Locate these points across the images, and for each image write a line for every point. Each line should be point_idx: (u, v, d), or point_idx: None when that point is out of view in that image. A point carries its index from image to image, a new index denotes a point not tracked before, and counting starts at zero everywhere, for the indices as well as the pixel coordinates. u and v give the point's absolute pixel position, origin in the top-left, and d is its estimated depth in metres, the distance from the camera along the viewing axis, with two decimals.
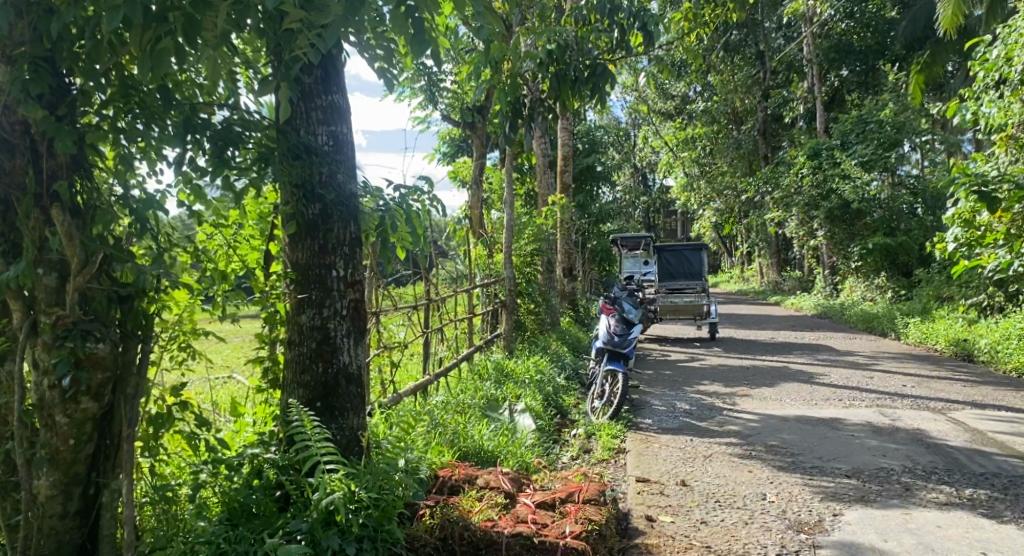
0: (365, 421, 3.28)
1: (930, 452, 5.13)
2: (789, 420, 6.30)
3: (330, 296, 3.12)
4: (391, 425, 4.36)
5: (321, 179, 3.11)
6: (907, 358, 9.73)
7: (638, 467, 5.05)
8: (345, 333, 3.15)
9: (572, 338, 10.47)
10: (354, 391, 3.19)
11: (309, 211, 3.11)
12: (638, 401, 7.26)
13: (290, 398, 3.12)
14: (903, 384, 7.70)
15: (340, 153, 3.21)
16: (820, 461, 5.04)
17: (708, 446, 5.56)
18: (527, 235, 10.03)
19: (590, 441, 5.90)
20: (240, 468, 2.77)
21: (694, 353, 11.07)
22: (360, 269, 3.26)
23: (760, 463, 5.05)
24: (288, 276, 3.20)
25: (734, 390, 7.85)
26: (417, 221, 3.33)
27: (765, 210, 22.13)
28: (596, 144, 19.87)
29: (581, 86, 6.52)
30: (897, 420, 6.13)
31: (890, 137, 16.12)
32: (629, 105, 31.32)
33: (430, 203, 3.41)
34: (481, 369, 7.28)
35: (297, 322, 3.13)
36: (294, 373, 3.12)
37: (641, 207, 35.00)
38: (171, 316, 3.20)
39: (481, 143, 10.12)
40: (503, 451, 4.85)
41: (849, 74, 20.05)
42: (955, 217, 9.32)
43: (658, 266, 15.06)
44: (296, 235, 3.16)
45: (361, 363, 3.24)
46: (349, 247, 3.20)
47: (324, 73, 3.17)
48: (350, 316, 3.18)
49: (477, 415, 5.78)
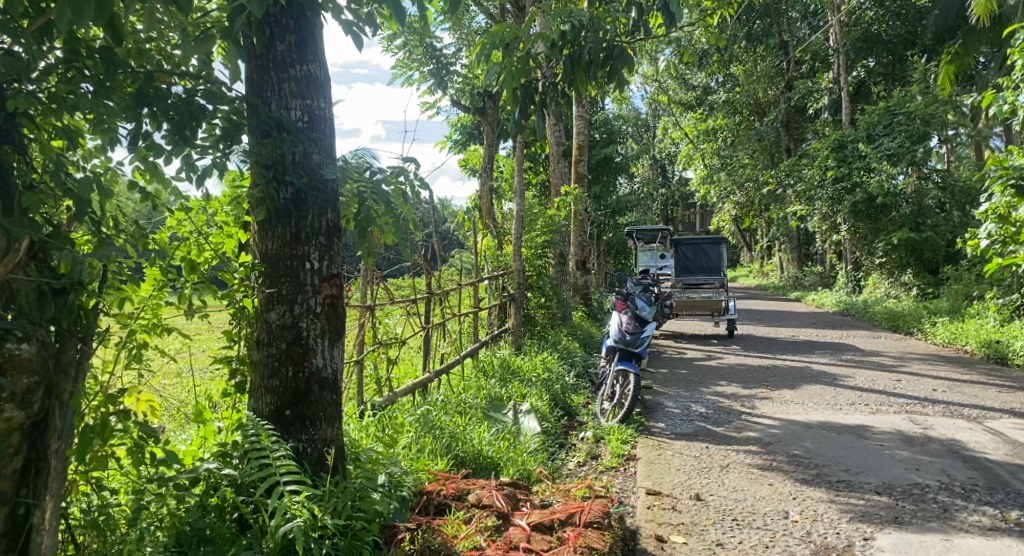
0: (343, 431, 2.93)
1: (969, 467, 4.69)
2: (812, 426, 5.88)
3: (303, 292, 2.77)
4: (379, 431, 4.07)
5: (294, 159, 2.75)
6: (935, 359, 9.25)
7: (649, 478, 4.69)
8: (318, 333, 2.79)
9: (583, 333, 10.10)
10: (330, 400, 2.84)
11: (280, 195, 2.75)
12: (650, 402, 6.88)
13: (258, 405, 2.79)
14: (933, 389, 7.24)
15: (316, 130, 2.85)
16: (847, 475, 4.64)
17: (725, 454, 5.18)
18: (538, 226, 9.62)
19: (599, 446, 5.56)
20: (192, 487, 2.49)
21: (710, 351, 10.65)
22: (338, 261, 2.91)
23: (781, 475, 4.66)
24: (257, 268, 2.86)
25: (753, 392, 7.44)
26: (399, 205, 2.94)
27: (787, 203, 21.50)
28: (613, 134, 19.39)
29: (594, 70, 6.11)
30: (930, 429, 5.69)
31: (918, 130, 15.53)
32: (649, 95, 30.70)
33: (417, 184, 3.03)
34: (487, 365, 6.95)
35: (265, 320, 2.79)
36: (262, 377, 2.79)
37: (658, 200, 34.37)
38: (129, 310, 2.94)
39: (491, 130, 9.69)
40: (505, 457, 4.55)
41: (875, 64, 19.32)
42: (988, 212, 8.80)
43: (676, 260, 14.59)
44: (265, 223, 2.82)
45: (341, 365, 2.90)
46: (325, 236, 2.85)
47: (298, 39, 2.80)
48: (325, 314, 2.82)
49: (478, 417, 5.44)
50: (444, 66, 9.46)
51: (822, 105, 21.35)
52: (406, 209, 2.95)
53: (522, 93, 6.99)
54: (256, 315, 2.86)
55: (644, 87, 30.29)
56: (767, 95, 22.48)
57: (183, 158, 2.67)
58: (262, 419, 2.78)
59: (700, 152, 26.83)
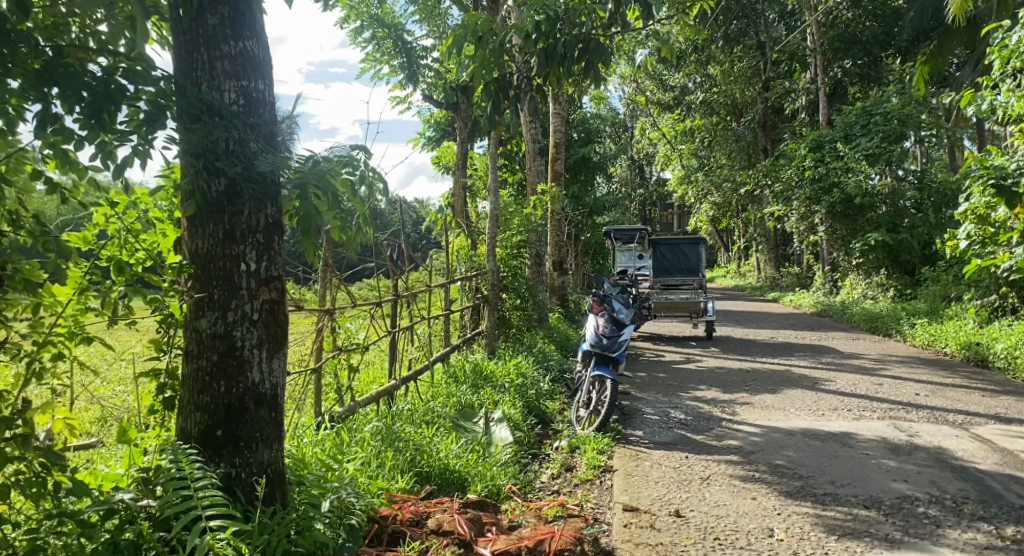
0: (283, 453, 2.59)
1: (958, 478, 4.50)
2: (795, 434, 5.67)
3: (238, 297, 2.45)
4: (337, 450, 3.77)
5: (228, 147, 2.43)
6: (916, 362, 9.12)
7: (626, 492, 4.43)
8: (255, 343, 2.47)
9: (559, 336, 9.86)
10: (268, 419, 2.51)
11: (212, 188, 2.42)
12: (628, 409, 6.63)
13: (186, 425, 2.45)
14: (916, 393, 7.08)
15: (253, 116, 2.52)
16: (833, 487, 4.42)
17: (706, 465, 4.94)
18: (514, 225, 9.32)
19: (573, 456, 5.30)
20: (101, 522, 2.14)
21: (688, 353, 10.45)
22: (278, 261, 2.59)
23: (765, 487, 4.44)
24: (186, 269, 2.53)
25: (733, 397, 7.23)
26: (347, 199, 2.62)
27: (765, 204, 21.46)
28: (591, 133, 19.21)
29: (570, 64, 5.83)
30: (916, 436, 5.51)
31: (896, 131, 15.58)
32: (627, 95, 30.59)
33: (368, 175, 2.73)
34: (458, 370, 6.64)
35: (195, 329, 2.46)
36: (191, 394, 2.45)
37: (636, 200, 34.28)
38: (44, 318, 2.59)
39: (464, 126, 9.35)
40: (473, 471, 4.29)
41: (851, 66, 19.33)
42: (967, 213, 8.73)
43: (654, 260, 14.37)
44: (195, 219, 2.48)
45: (283, 379, 2.57)
46: (264, 234, 2.53)
47: (232, 12, 2.47)
48: (263, 322, 2.50)
49: (446, 428, 5.15)
50: (414, 59, 9.18)
51: (799, 105, 21.33)
52: (355, 203, 2.64)
53: (495, 86, 6.65)
54: (185, 323, 2.53)
55: (622, 87, 30.18)
56: (745, 96, 22.42)
57: (99, 145, 2.34)
58: (191, 440, 2.44)
59: (678, 152, 26.76)
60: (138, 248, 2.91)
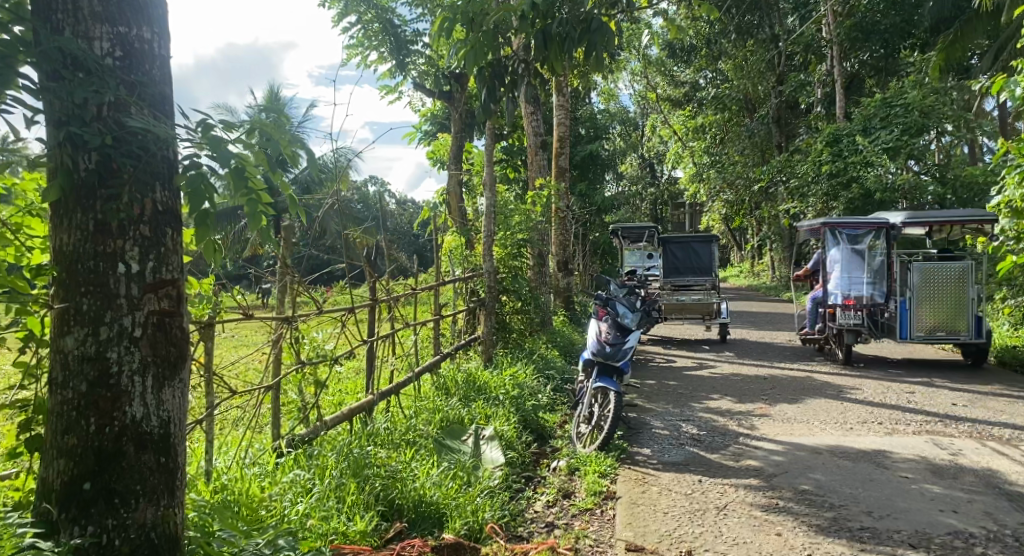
0: (175, 509, 2.02)
1: (1016, 508, 3.88)
2: (821, 452, 5.04)
3: (114, 307, 1.89)
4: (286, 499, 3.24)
5: (99, 113, 1.86)
6: (948, 367, 8.47)
7: (629, 527, 3.86)
8: (135, 369, 1.90)
9: (564, 341, 9.31)
10: (153, 466, 1.94)
11: (80, 166, 1.85)
12: (635, 422, 6.05)
13: (46, 474, 1.89)
14: (953, 403, 6.44)
15: (136, 71, 1.95)
16: (871, 518, 3.81)
17: (723, 491, 4.34)
18: (513, 224, 8.66)
19: (572, 479, 4.74)
20: None
21: (701, 358, 9.84)
22: (171, 263, 2.01)
23: (792, 520, 3.84)
24: (51, 272, 1.96)
25: (751, 407, 6.63)
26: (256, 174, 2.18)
27: (779, 201, 20.78)
28: (599, 129, 18.60)
29: (570, 47, 5.11)
30: (960, 455, 4.87)
31: (916, 123, 14.89)
32: (639, 92, 30.02)
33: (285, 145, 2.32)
34: (448, 381, 6.05)
35: (60, 350, 1.90)
36: (54, 432, 1.89)
37: (647, 200, 33.62)
38: None
39: (459, 118, 8.83)
40: (452, 504, 3.79)
41: (868, 57, 18.48)
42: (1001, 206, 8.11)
43: (664, 260, 13.68)
44: (59, 207, 1.90)
45: (180, 412, 2.02)
46: (150, 225, 1.96)
47: None
48: (148, 341, 1.93)
49: (426, 450, 4.58)
50: (402, 46, 8.70)
51: (815, 99, 20.66)
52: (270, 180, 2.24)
53: (489, 71, 5.91)
54: (51, 343, 1.96)
55: (633, 82, 29.61)
56: (758, 91, 21.74)
57: None
58: (51, 496, 1.89)
59: (690, 149, 26.09)
60: (23, 246, 2.33)
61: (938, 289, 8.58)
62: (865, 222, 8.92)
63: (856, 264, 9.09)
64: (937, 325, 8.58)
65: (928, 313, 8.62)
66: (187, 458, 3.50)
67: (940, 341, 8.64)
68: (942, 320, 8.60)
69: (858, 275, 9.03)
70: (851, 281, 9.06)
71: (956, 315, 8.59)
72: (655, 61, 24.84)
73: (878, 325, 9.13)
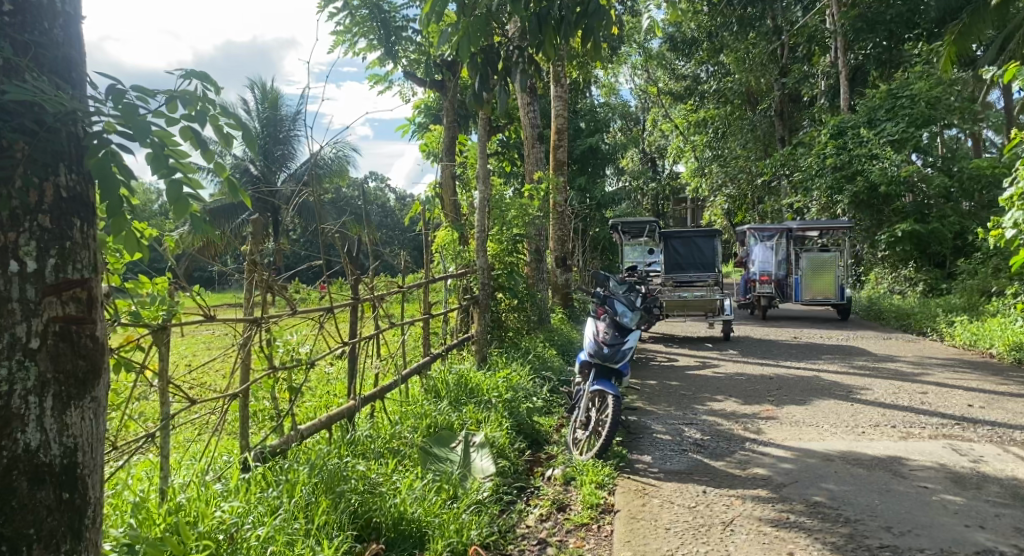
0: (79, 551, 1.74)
1: None
2: (833, 459, 4.73)
3: (5, 314, 1.57)
4: (243, 522, 2.92)
5: None
6: (960, 365, 8.17)
7: (628, 545, 3.55)
8: (29, 388, 1.59)
9: (562, 339, 9.02)
10: (53, 504, 1.66)
11: None
12: (635, 426, 5.73)
13: None
14: (969, 403, 6.14)
15: (30, 30, 1.63)
16: (891, 534, 3.50)
17: (730, 503, 4.02)
18: (510, 219, 8.24)
19: (568, 490, 4.43)
20: None
21: (704, 357, 9.50)
22: (76, 259, 1.71)
23: (806, 537, 3.52)
24: None
25: (757, 410, 6.31)
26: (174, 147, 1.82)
27: (782, 196, 20.41)
28: (599, 122, 18.08)
29: (566, 32, 4.66)
30: (981, 461, 4.57)
31: (923, 113, 14.60)
32: (640, 85, 29.65)
33: (219, 118, 1.98)
34: (438, 383, 5.73)
35: None
36: None
37: (649, 195, 33.25)
38: None
39: (450, 108, 8.48)
40: (435, 521, 3.49)
41: (873, 49, 18.17)
42: (1014, 198, 7.87)
43: (666, 255, 13.36)
44: None
45: (89, 436, 1.75)
46: (51, 214, 1.65)
47: None
48: (45, 352, 1.62)
49: (410, 462, 4.26)
50: (391, 30, 8.42)
51: (818, 92, 20.45)
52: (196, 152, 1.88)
53: (481, 58, 5.55)
54: None
55: (634, 75, 29.31)
56: (761, 84, 21.47)
57: None
58: None
59: (691, 144, 25.59)
60: None
61: (818, 269, 14.01)
62: (777, 227, 14.19)
63: (769, 255, 14.54)
64: (816, 291, 13.98)
65: (812, 284, 14.02)
66: (142, 476, 3.19)
67: (820, 302, 13.95)
68: (821, 289, 13.96)
69: (771, 261, 14.49)
70: (766, 265, 14.56)
71: (828, 285, 13.95)
72: (655, 54, 24.53)
73: (784, 294, 14.59)
